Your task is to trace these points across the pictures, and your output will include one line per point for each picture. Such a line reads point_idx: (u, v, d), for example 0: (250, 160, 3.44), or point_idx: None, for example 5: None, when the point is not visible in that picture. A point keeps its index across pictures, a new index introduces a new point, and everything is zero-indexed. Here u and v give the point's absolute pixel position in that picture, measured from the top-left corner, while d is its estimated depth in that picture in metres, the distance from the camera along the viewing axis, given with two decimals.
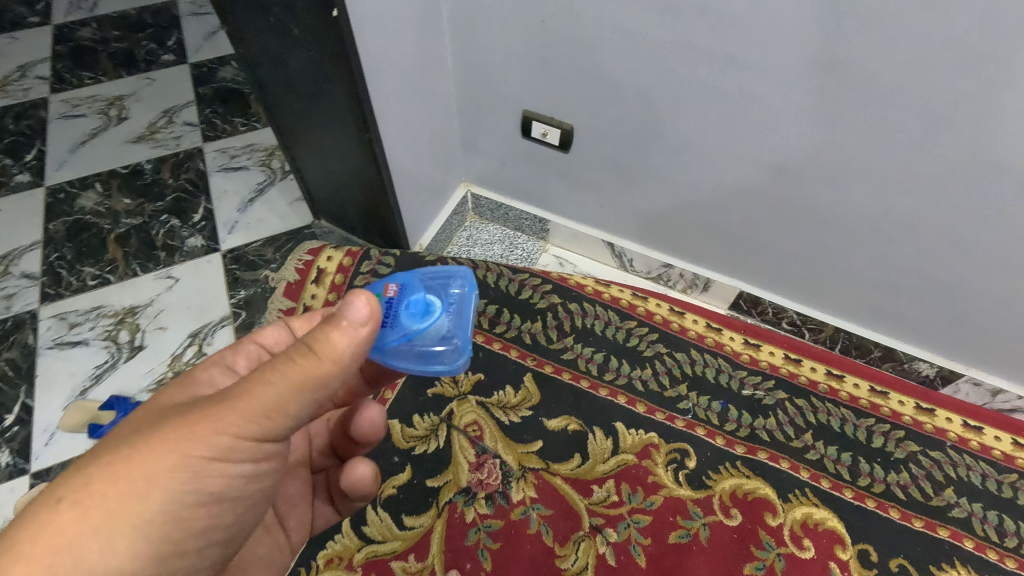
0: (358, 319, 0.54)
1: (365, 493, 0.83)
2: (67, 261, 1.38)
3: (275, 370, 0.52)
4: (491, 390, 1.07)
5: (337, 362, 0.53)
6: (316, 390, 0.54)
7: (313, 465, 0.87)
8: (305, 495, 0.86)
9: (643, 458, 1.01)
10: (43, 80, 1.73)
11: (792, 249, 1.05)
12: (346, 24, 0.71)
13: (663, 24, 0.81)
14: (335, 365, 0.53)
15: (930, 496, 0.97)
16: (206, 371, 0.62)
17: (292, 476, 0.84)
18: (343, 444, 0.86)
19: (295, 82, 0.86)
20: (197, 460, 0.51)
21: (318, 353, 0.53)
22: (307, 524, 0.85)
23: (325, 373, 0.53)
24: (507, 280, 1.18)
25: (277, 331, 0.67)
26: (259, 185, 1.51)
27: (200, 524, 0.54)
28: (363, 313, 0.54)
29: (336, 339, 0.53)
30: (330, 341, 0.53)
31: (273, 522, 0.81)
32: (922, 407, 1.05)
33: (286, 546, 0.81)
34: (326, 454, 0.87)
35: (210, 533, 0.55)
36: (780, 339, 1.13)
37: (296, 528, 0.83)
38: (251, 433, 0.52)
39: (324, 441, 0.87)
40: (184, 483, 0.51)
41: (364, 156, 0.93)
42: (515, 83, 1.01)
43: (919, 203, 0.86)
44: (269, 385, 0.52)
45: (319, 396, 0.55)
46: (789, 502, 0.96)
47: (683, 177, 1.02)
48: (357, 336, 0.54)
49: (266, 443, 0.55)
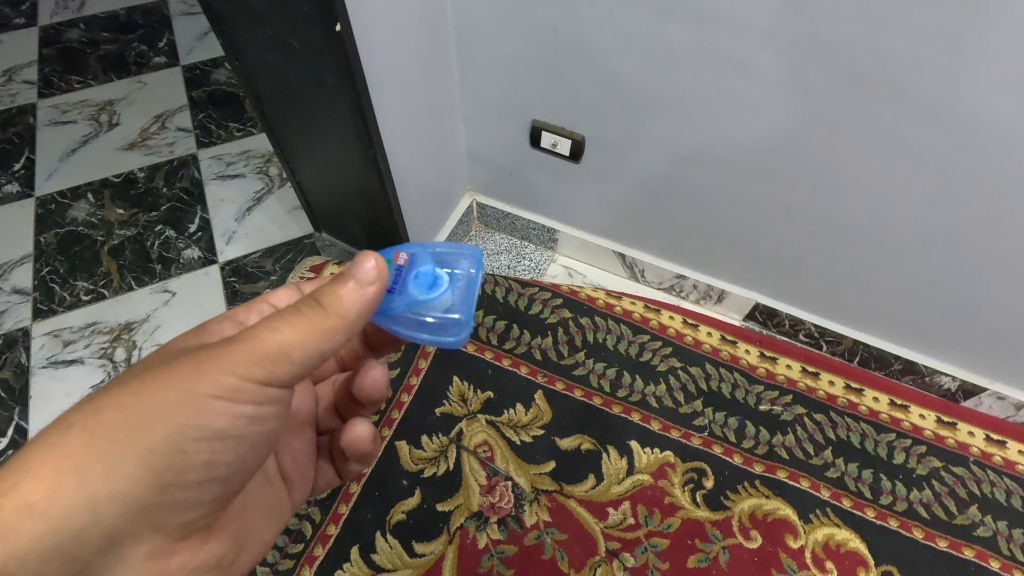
0: (366, 279, 0.51)
1: (364, 454, 0.76)
2: (60, 275, 1.34)
3: (282, 320, 0.50)
4: (502, 408, 1.04)
5: (343, 317, 0.51)
6: (323, 344, 0.51)
7: (318, 425, 0.83)
8: (308, 453, 0.80)
9: (659, 478, 0.98)
10: (31, 85, 1.67)
11: (810, 261, 1.02)
12: (350, 38, 0.67)
13: (682, 33, 0.77)
14: (342, 320, 0.52)
15: (954, 515, 0.95)
16: (218, 323, 0.60)
17: (295, 430, 0.78)
18: (351, 403, 0.81)
19: (295, 96, 0.82)
20: (203, 398, 0.50)
21: (325, 307, 0.51)
22: (309, 482, 0.81)
23: (331, 325, 0.51)
24: (516, 294, 1.15)
25: (289, 293, 0.69)
26: (256, 193, 1.47)
27: (200, 458, 0.52)
28: (373, 271, 0.52)
29: (344, 295, 0.51)
30: (339, 298, 0.51)
31: (275, 474, 0.74)
32: (944, 421, 1.03)
33: (286, 501, 0.76)
34: (332, 413, 0.83)
35: (211, 469, 0.53)
36: (797, 351, 1.10)
37: (299, 485, 0.78)
38: (257, 373, 0.50)
39: (330, 401, 0.83)
40: (187, 420, 0.49)
41: (368, 172, 0.89)
42: (524, 93, 0.97)
43: (947, 216, 0.83)
44: (275, 331, 0.50)
45: (326, 354, 0.53)
46: (810, 523, 0.94)
47: (698, 187, 0.99)
48: (364, 297, 0.52)
49: (272, 387, 0.52)
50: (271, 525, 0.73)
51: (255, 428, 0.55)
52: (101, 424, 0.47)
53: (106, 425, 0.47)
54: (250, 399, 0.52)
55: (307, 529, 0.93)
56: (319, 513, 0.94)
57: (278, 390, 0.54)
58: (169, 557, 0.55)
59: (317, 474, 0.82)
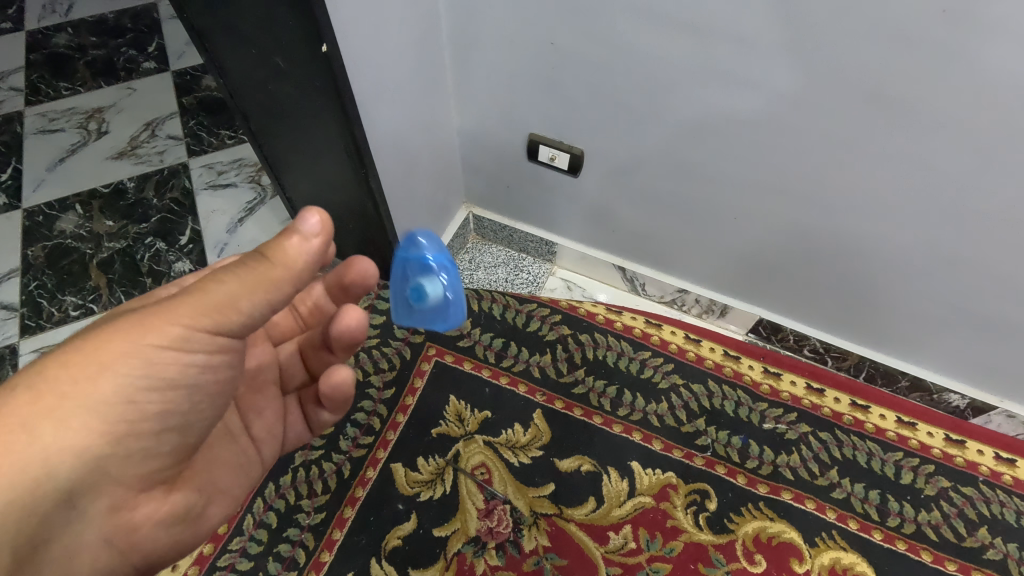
0: (310, 232, 0.51)
1: (344, 400, 0.74)
2: (48, 289, 1.31)
3: (229, 270, 0.50)
4: (499, 428, 1.02)
5: (289, 269, 0.51)
6: (270, 294, 0.51)
7: (284, 385, 0.78)
8: (276, 411, 0.77)
9: (661, 500, 0.96)
10: (18, 92, 1.64)
11: (817, 277, 0.99)
12: (337, 59, 0.64)
13: (686, 49, 0.74)
14: (288, 271, 0.51)
15: (963, 537, 0.93)
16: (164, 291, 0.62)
17: (257, 388, 0.74)
18: (315, 351, 0.77)
19: (283, 114, 0.79)
20: (150, 348, 0.49)
21: (271, 258, 0.51)
22: (278, 441, 0.77)
23: (279, 277, 0.51)
24: (513, 311, 1.12)
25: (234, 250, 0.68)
26: (248, 203, 1.44)
27: (154, 408, 0.52)
28: (318, 225, 0.52)
29: (290, 248, 0.51)
30: (283, 249, 0.51)
31: (239, 431, 0.72)
32: (952, 439, 1.00)
33: (256, 460, 0.73)
34: (298, 367, 0.78)
35: (166, 418, 0.53)
36: (801, 366, 1.07)
37: (266, 443, 0.75)
38: (205, 323, 0.50)
39: (293, 358, 0.78)
40: (136, 370, 0.49)
41: (360, 191, 0.86)
42: (521, 107, 0.94)
43: (959, 236, 0.80)
44: (221, 282, 0.50)
45: (276, 305, 0.52)
46: (816, 547, 0.92)
47: (701, 203, 0.96)
48: (308, 249, 0.51)
49: (222, 337, 0.52)
50: (241, 482, 0.71)
51: (209, 376, 0.54)
52: (39, 387, 0.46)
53: (48, 393, 0.46)
54: (201, 348, 0.52)
55: (300, 556, 0.91)
56: (313, 539, 0.92)
57: (230, 339, 0.53)
58: (133, 509, 0.55)
59: (288, 431, 0.78)
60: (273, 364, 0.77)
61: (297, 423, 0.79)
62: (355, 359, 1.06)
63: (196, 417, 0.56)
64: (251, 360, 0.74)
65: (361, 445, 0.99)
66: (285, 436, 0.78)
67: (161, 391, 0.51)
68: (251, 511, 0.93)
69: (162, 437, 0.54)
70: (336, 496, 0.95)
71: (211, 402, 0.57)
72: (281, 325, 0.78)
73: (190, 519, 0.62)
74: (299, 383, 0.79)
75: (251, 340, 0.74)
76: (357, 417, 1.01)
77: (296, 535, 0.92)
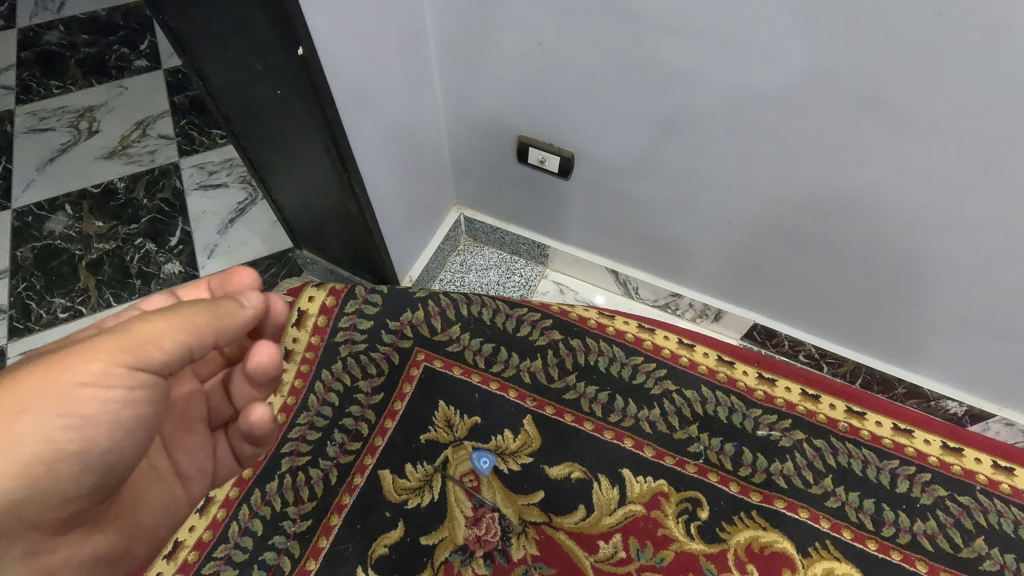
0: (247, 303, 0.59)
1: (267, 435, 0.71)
2: (36, 291, 1.30)
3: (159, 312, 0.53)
4: (489, 434, 1.00)
5: (216, 322, 0.55)
6: (194, 339, 0.54)
7: (212, 421, 0.77)
8: (205, 446, 0.75)
9: (652, 508, 0.94)
10: (8, 91, 1.62)
11: (812, 282, 0.98)
12: (315, 62, 0.63)
13: (678, 52, 0.72)
14: (216, 322, 0.55)
15: (959, 547, 0.91)
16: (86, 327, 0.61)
17: (186, 423, 0.74)
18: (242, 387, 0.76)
19: (264, 119, 0.77)
20: (69, 386, 0.49)
21: (203, 308, 0.55)
22: (206, 475, 0.76)
23: (202, 322, 0.54)
24: (503, 316, 1.09)
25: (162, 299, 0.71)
26: (239, 204, 1.43)
27: (74, 447, 0.51)
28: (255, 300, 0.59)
29: (224, 308, 0.56)
30: (218, 308, 0.56)
31: (167, 471, 0.71)
32: (949, 446, 0.99)
33: (183, 498, 0.73)
34: (226, 404, 0.77)
35: (85, 456, 0.52)
36: (796, 372, 1.06)
37: (193, 478, 0.74)
38: (125, 359, 0.51)
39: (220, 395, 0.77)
40: (53, 410, 0.49)
41: (344, 195, 0.84)
42: (511, 110, 0.93)
43: (956, 243, 0.79)
44: (149, 323, 0.52)
45: (196, 350, 0.55)
46: (809, 557, 0.91)
47: (694, 207, 0.94)
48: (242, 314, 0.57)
49: (141, 372, 0.53)
50: (161, 517, 0.71)
51: (132, 411, 0.54)
52: None
53: None
54: (119, 382, 0.52)
55: (285, 564, 0.89)
56: (298, 547, 0.91)
57: (149, 376, 0.53)
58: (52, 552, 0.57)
59: (216, 466, 0.77)
60: (201, 400, 0.76)
61: (226, 458, 0.78)
62: (343, 364, 1.03)
63: (126, 446, 0.55)
64: (178, 398, 0.73)
65: (349, 451, 0.98)
66: (214, 472, 0.77)
67: (81, 429, 0.51)
68: (236, 518, 0.91)
69: (81, 475, 0.53)
70: (322, 503, 0.94)
71: (137, 440, 0.56)
72: (208, 361, 0.76)
73: (110, 560, 0.64)
74: (226, 417, 0.78)
75: (177, 376, 0.72)
76: (344, 422, 1.00)
77: (282, 543, 0.91)
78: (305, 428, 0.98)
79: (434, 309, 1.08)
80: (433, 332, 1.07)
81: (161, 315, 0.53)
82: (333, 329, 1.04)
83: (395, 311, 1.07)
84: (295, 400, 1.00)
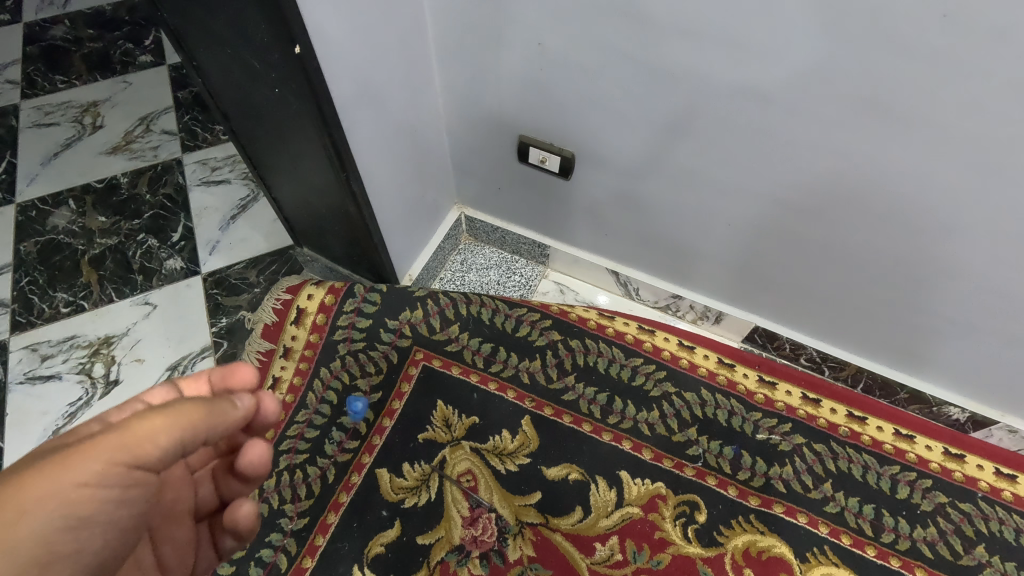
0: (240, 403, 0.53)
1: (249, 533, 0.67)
2: (39, 285, 1.31)
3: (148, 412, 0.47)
4: (487, 434, 1.00)
5: (212, 419, 0.49)
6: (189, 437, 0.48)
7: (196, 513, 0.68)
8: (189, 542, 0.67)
9: (649, 510, 0.94)
10: (14, 85, 1.63)
11: (814, 286, 0.97)
12: (312, 61, 0.62)
13: (679, 52, 0.71)
14: (210, 420, 0.49)
15: (959, 555, 0.91)
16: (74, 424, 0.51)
17: (174, 517, 0.64)
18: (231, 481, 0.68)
19: (262, 117, 0.77)
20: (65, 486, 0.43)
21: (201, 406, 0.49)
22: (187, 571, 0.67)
23: (201, 418, 0.49)
24: (503, 315, 1.09)
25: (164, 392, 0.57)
26: (241, 200, 1.43)
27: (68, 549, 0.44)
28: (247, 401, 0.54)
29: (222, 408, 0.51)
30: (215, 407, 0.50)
31: (150, 568, 0.62)
32: (951, 453, 0.98)
33: None
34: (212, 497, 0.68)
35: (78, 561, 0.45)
36: (797, 375, 1.05)
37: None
38: (123, 458, 0.45)
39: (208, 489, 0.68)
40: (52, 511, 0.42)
41: (343, 194, 0.84)
42: (511, 109, 0.92)
43: (960, 248, 0.78)
44: (144, 418, 0.46)
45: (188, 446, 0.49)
46: (807, 562, 0.90)
47: (695, 208, 0.94)
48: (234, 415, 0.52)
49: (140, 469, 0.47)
50: None
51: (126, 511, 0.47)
52: None
53: None
54: (116, 481, 0.46)
55: (281, 562, 0.90)
56: (295, 545, 0.91)
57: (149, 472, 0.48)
58: None
59: (198, 560, 0.68)
60: (191, 490, 0.66)
61: (207, 550, 0.69)
62: (342, 362, 1.03)
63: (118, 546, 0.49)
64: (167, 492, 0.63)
65: (347, 450, 0.98)
66: (193, 568, 0.68)
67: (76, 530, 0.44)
68: None
69: None
70: (319, 501, 0.94)
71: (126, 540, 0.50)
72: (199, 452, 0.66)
73: None
74: (214, 507, 0.69)
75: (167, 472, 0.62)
76: (343, 421, 1.00)
77: (279, 540, 0.91)
78: (304, 426, 0.98)
79: (433, 308, 1.08)
80: (431, 331, 1.07)
81: (158, 409, 0.47)
82: (332, 327, 1.04)
83: (394, 310, 1.07)
84: (294, 397, 1.00)
